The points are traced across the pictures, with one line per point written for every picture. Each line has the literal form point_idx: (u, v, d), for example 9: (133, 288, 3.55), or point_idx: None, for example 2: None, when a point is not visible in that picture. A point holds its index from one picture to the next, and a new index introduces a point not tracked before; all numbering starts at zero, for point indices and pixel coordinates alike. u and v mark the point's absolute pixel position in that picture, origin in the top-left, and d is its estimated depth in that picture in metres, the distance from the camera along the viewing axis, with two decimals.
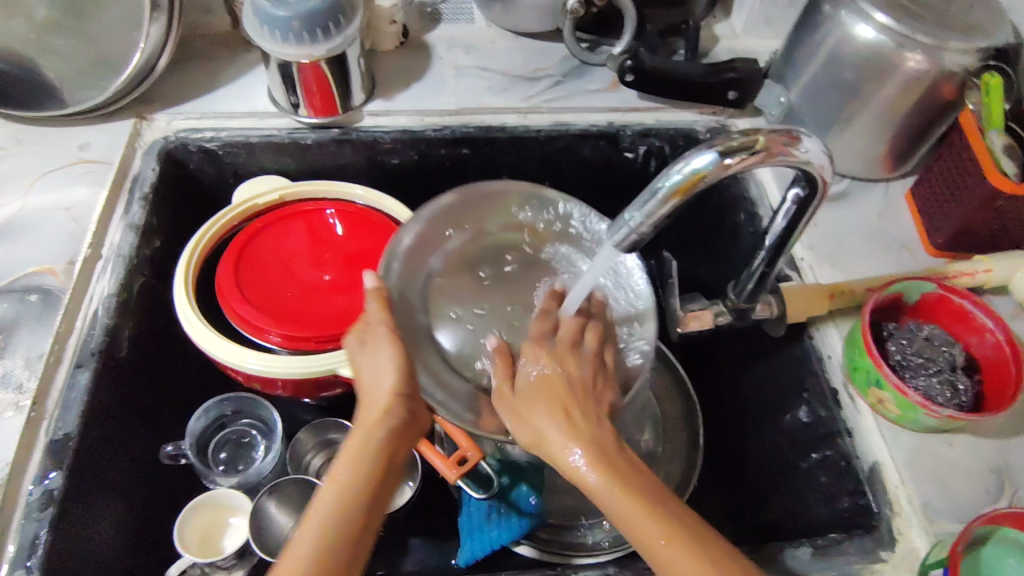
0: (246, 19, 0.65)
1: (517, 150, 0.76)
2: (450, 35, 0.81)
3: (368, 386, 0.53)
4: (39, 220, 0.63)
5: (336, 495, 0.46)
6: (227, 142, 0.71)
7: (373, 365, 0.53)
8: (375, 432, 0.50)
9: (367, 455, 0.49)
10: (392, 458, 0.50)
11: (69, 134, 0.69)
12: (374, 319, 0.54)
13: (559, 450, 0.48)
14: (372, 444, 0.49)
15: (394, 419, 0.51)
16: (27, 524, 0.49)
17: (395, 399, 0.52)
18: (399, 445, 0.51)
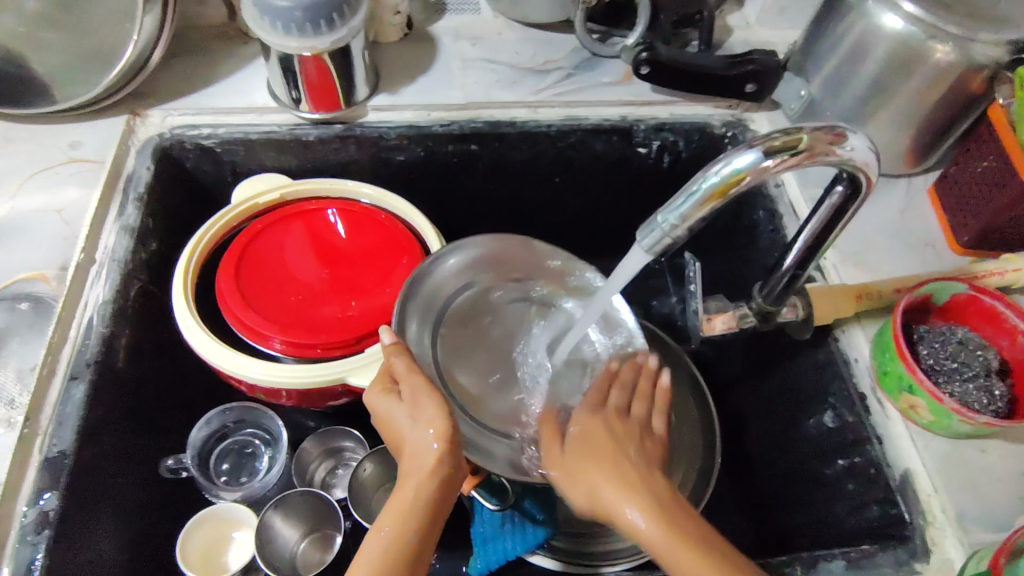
0: (246, 12, 0.61)
1: (528, 145, 0.74)
2: (456, 26, 0.78)
3: (410, 442, 0.49)
4: (28, 223, 0.60)
5: (380, 551, 0.46)
6: (225, 139, 0.68)
7: (411, 419, 0.50)
8: (420, 485, 0.47)
9: (411, 512, 0.47)
10: (436, 514, 0.48)
11: (60, 132, 0.66)
12: (405, 373, 0.51)
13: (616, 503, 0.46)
14: (422, 500, 0.47)
15: (442, 475, 0.48)
16: (22, 548, 0.46)
17: (442, 451, 0.48)
18: (446, 496, 0.48)
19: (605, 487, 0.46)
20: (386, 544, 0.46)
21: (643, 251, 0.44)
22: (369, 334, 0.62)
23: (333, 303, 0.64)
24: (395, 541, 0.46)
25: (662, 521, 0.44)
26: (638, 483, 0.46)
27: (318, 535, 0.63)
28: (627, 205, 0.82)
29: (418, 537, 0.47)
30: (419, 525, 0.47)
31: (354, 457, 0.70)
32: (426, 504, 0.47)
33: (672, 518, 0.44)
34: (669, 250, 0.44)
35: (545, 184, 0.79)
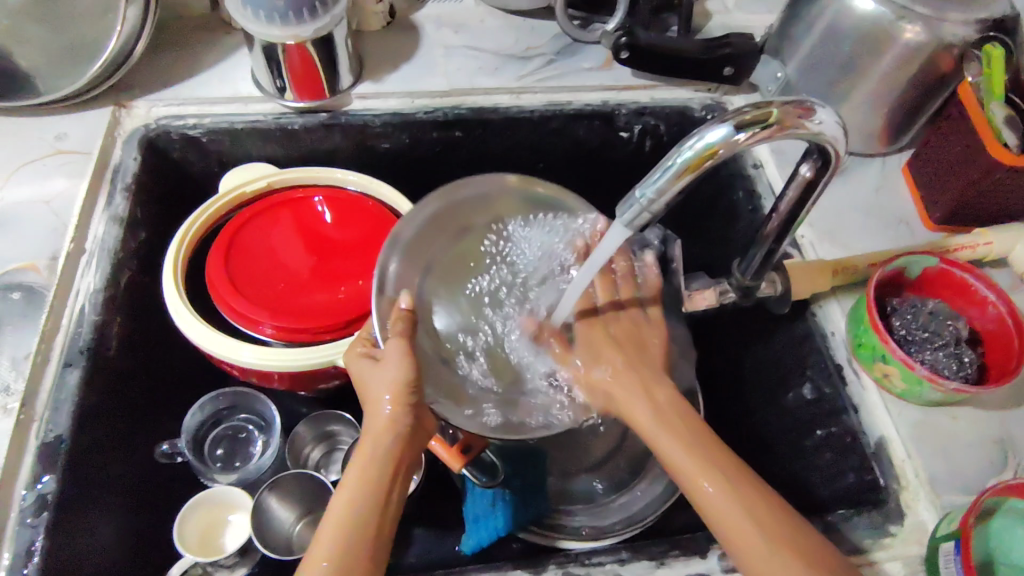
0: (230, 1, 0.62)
1: (511, 131, 0.75)
2: (438, 14, 0.79)
3: (374, 398, 0.51)
4: (16, 215, 0.60)
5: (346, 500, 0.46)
6: (211, 129, 0.68)
7: (375, 378, 0.51)
8: (381, 438, 0.49)
9: (374, 464, 0.48)
10: (398, 469, 0.49)
11: (45, 124, 0.66)
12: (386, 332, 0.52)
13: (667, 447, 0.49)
14: (382, 452, 0.49)
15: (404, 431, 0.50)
16: (23, 530, 0.47)
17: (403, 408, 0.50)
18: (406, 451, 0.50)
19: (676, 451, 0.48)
20: (349, 507, 0.46)
21: (624, 219, 0.44)
22: (356, 319, 0.63)
23: (322, 287, 0.65)
24: (360, 502, 0.46)
25: (758, 503, 0.45)
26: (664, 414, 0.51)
27: (314, 516, 0.64)
28: (611, 189, 0.84)
29: (381, 490, 0.47)
30: (381, 481, 0.48)
31: (347, 441, 0.71)
32: (391, 456, 0.49)
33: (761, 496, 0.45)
34: (646, 219, 0.44)
35: (528, 169, 0.80)
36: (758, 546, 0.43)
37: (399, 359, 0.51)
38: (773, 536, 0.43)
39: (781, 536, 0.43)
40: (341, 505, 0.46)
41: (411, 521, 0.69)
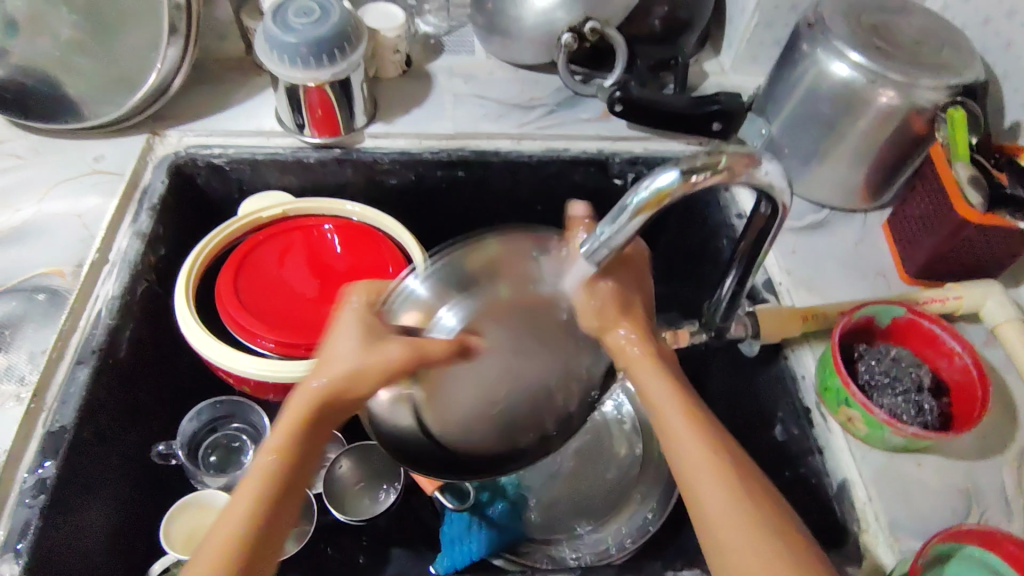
0: (262, 30, 0.70)
1: (511, 174, 0.80)
2: (452, 65, 0.86)
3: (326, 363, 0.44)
4: (50, 225, 0.66)
5: (248, 492, 0.42)
6: (234, 158, 0.75)
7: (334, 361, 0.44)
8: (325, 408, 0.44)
9: (275, 459, 0.43)
10: (294, 468, 0.43)
11: (86, 147, 0.73)
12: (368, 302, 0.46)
13: (655, 396, 0.46)
14: (285, 451, 0.43)
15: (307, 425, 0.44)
16: (19, 509, 0.51)
17: (333, 385, 0.44)
18: (307, 454, 0.44)
19: (654, 382, 0.46)
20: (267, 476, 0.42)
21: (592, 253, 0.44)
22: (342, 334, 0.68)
23: (322, 307, 0.69)
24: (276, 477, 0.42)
25: (751, 499, 0.41)
26: (687, 401, 0.46)
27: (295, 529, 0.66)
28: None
29: (271, 489, 0.42)
30: (274, 484, 0.42)
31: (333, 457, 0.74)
32: (315, 414, 0.44)
33: (732, 472, 0.42)
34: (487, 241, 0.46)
35: (527, 212, 0.85)
36: (757, 554, 0.39)
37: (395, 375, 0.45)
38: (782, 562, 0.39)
39: (778, 541, 0.40)
40: (262, 461, 0.43)
41: (391, 542, 0.71)
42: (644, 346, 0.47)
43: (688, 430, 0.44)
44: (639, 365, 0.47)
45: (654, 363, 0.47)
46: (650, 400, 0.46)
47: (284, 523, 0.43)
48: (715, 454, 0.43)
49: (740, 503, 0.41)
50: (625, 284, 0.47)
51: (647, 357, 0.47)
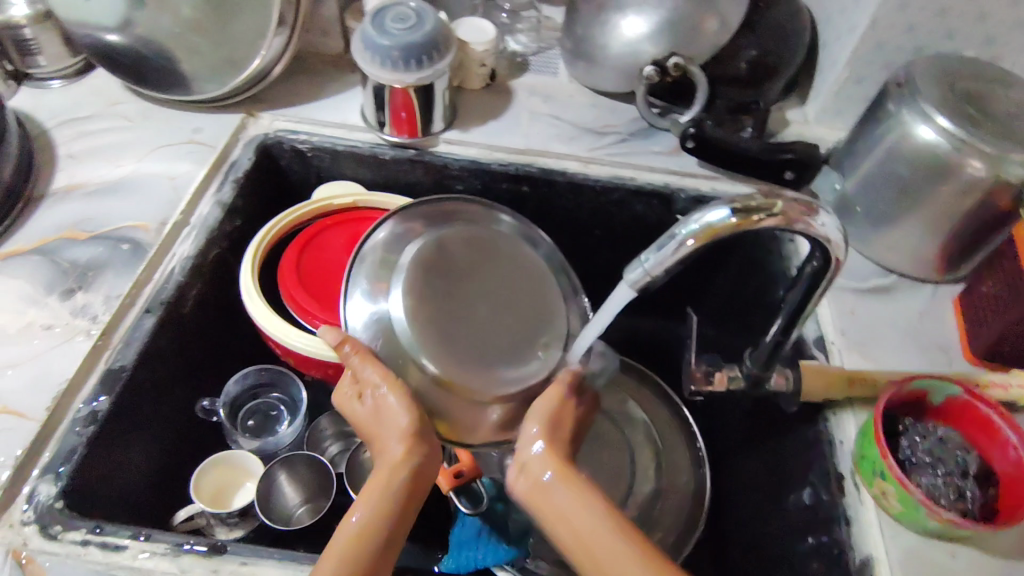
0: (359, 33, 0.74)
1: (574, 196, 0.81)
2: (534, 84, 0.88)
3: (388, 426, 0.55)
4: (144, 184, 0.72)
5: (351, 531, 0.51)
6: (316, 146, 0.80)
7: (384, 423, 0.55)
8: (397, 471, 0.53)
9: (378, 505, 0.52)
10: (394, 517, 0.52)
11: (188, 119, 0.79)
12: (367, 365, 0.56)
13: (552, 499, 0.54)
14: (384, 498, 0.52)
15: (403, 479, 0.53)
16: (70, 434, 0.55)
17: (407, 444, 0.54)
18: (407, 505, 0.53)
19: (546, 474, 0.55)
20: (352, 536, 0.50)
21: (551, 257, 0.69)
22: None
23: None
24: (363, 536, 0.51)
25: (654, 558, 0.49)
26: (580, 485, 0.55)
27: (315, 505, 0.69)
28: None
29: (374, 533, 0.51)
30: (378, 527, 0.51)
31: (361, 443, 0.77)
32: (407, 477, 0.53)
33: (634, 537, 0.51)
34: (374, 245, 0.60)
35: (586, 235, 0.86)
36: None
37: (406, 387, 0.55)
38: None
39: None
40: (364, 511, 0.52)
41: (402, 534, 0.73)
42: (546, 436, 0.57)
43: (588, 510, 0.52)
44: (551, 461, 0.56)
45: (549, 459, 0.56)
46: (544, 508, 0.54)
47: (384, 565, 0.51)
48: (613, 522, 0.52)
49: (641, 563, 0.49)
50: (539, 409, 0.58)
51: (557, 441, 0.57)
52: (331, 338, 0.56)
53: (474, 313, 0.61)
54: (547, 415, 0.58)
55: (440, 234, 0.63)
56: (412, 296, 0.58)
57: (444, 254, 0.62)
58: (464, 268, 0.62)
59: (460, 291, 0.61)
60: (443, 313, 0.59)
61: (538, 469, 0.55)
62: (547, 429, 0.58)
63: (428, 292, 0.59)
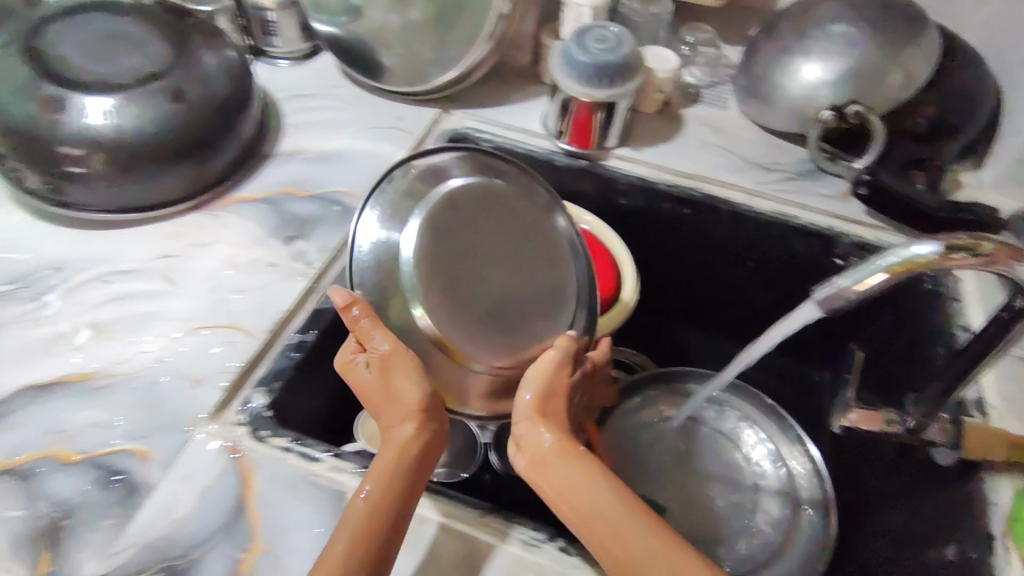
0: (562, 47, 0.81)
1: (735, 225, 0.84)
2: (705, 115, 0.92)
3: (394, 398, 0.56)
4: (352, 157, 0.82)
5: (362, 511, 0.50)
6: (498, 145, 0.87)
7: (394, 400, 0.56)
8: (407, 449, 0.54)
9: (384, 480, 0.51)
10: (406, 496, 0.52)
11: (392, 107, 0.89)
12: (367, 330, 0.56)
13: (546, 461, 0.56)
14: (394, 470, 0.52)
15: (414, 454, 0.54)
16: (281, 357, 0.63)
17: (412, 412, 0.55)
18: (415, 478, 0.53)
19: (544, 432, 0.57)
20: (365, 511, 0.50)
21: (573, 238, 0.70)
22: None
23: None
24: (376, 507, 0.50)
25: (641, 513, 0.51)
26: (570, 442, 0.57)
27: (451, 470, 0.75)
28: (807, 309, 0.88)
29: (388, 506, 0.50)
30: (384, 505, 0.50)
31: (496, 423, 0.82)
32: (411, 447, 0.54)
33: (621, 494, 0.52)
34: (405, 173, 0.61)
35: (737, 265, 0.88)
36: (651, 554, 0.49)
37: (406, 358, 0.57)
38: (673, 550, 0.49)
39: (672, 541, 0.50)
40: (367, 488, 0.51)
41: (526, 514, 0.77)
42: (540, 398, 0.59)
43: (584, 468, 0.54)
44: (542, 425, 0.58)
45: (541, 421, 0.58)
46: (543, 471, 0.55)
47: (396, 541, 0.50)
48: (606, 486, 0.53)
49: (636, 516, 0.51)
50: (537, 366, 0.61)
51: (552, 401, 0.60)
52: (340, 299, 0.55)
53: (465, 264, 0.62)
54: (540, 371, 0.60)
55: (473, 181, 0.64)
56: (427, 240, 0.60)
57: (471, 204, 0.63)
58: (482, 224, 0.63)
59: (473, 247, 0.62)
60: (444, 263, 0.60)
61: (537, 439, 0.57)
62: (540, 392, 0.60)
63: (439, 241, 0.61)
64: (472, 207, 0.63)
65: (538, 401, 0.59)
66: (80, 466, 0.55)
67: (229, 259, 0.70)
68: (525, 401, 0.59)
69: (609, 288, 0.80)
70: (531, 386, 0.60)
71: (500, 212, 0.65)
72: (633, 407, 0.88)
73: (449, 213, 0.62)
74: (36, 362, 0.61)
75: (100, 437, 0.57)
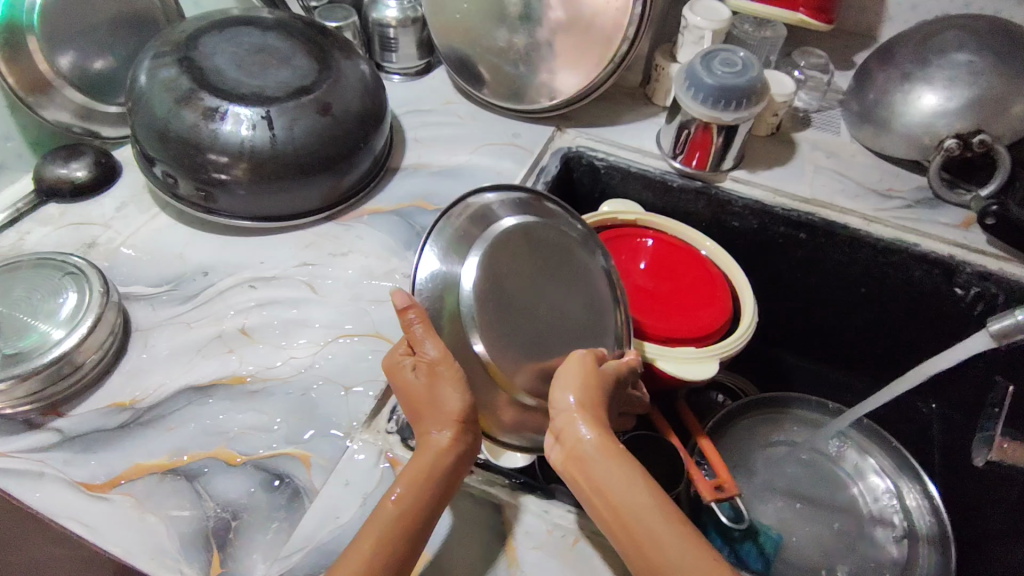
0: (683, 69, 0.81)
1: (851, 250, 0.83)
2: (816, 139, 0.93)
3: (432, 405, 0.51)
4: (474, 172, 0.83)
5: (385, 521, 0.47)
6: (612, 164, 0.88)
7: (433, 404, 0.51)
8: (443, 458, 0.50)
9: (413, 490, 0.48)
10: (433, 505, 0.49)
11: (507, 124, 0.91)
12: (421, 338, 0.51)
13: (583, 462, 0.50)
14: (428, 480, 0.49)
15: (449, 465, 0.50)
16: None
17: (453, 422, 0.51)
18: (445, 487, 0.50)
19: (583, 431, 0.51)
20: (391, 518, 0.47)
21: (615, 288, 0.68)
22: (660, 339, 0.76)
23: (655, 306, 0.79)
24: (402, 515, 0.48)
25: (683, 530, 0.46)
26: (614, 444, 0.51)
27: None
28: (937, 343, 0.85)
29: (412, 518, 0.48)
30: (412, 517, 0.48)
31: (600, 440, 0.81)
32: (447, 459, 0.50)
33: (663, 508, 0.47)
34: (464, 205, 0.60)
35: (848, 291, 0.87)
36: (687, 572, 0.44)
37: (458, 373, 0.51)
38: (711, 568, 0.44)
39: (709, 558, 0.45)
40: (393, 496, 0.48)
41: None
42: (581, 396, 0.53)
43: (624, 475, 0.49)
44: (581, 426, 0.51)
45: (585, 417, 0.52)
46: (579, 473, 0.50)
47: (415, 552, 0.48)
48: (647, 498, 0.47)
49: (674, 531, 0.46)
50: (570, 374, 0.55)
51: (592, 398, 0.53)
52: (401, 300, 0.51)
53: (520, 300, 0.59)
54: (581, 377, 0.54)
55: (527, 219, 0.63)
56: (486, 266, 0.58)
57: (526, 238, 0.61)
58: (537, 257, 0.61)
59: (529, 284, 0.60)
60: (502, 291, 0.58)
61: (575, 434, 0.51)
62: (581, 393, 0.53)
63: (499, 270, 0.58)
64: (531, 247, 0.61)
65: (579, 399, 0.53)
66: (243, 469, 0.56)
67: (367, 269, 0.72)
68: (567, 404, 0.53)
69: (725, 313, 0.78)
70: (575, 388, 0.53)
71: (555, 258, 0.63)
72: (744, 432, 0.87)
73: (507, 250, 0.60)
74: (194, 364, 0.63)
75: (260, 440, 0.58)
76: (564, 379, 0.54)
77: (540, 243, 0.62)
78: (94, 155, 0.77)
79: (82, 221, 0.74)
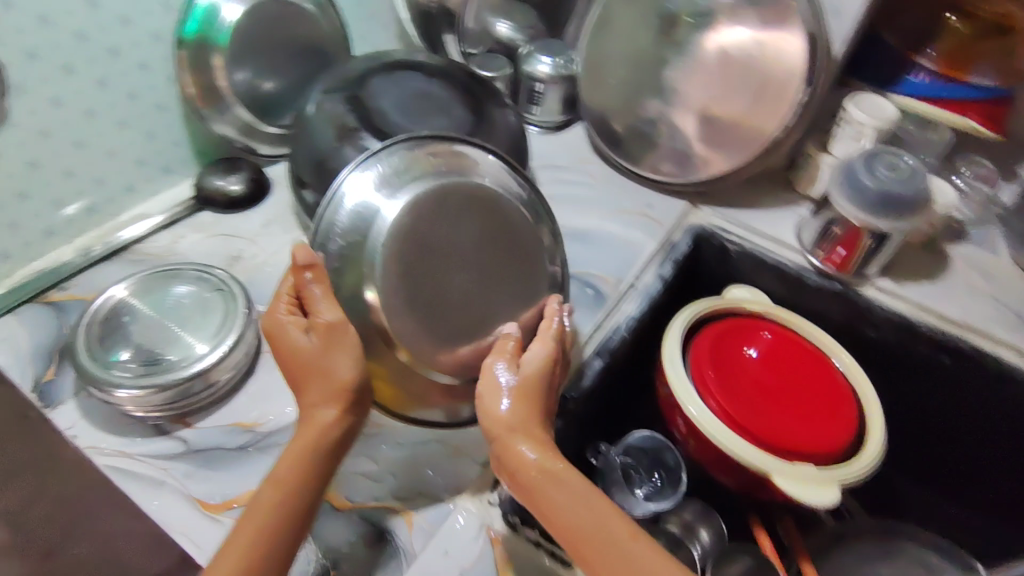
0: (844, 164, 0.77)
1: (1000, 386, 0.76)
2: (971, 257, 0.86)
3: (323, 376, 0.52)
4: (604, 240, 0.82)
5: (274, 498, 0.47)
6: (744, 250, 0.85)
7: (325, 373, 0.52)
8: (329, 430, 0.51)
9: (301, 466, 0.49)
10: (316, 480, 0.49)
11: (641, 193, 0.89)
12: (327, 308, 0.53)
13: (523, 475, 0.49)
14: (311, 452, 0.50)
15: (332, 438, 0.51)
16: None
17: (342, 391, 0.52)
18: (330, 464, 0.50)
19: (523, 447, 0.50)
20: (277, 494, 0.47)
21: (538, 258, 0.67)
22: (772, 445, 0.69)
23: (773, 405, 0.73)
24: (292, 495, 0.47)
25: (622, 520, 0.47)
26: (547, 446, 0.51)
27: None
28: None
29: (302, 499, 0.47)
30: (302, 498, 0.48)
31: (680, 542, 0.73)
32: (330, 431, 0.51)
33: (602, 503, 0.48)
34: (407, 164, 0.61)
35: (989, 428, 0.80)
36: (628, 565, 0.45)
37: (348, 337, 0.53)
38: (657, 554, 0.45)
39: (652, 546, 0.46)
40: (287, 474, 0.48)
41: None
42: (515, 404, 0.53)
43: (567, 479, 0.49)
44: (522, 438, 0.51)
45: (526, 431, 0.52)
46: (522, 485, 0.50)
47: (301, 531, 0.47)
48: (585, 494, 0.48)
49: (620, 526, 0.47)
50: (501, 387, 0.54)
51: (525, 404, 0.53)
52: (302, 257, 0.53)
53: (416, 248, 0.60)
54: (525, 389, 0.54)
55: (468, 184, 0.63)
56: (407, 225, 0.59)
57: (449, 198, 0.61)
58: (464, 219, 0.62)
59: (432, 236, 0.61)
60: (413, 253, 0.59)
61: (518, 457, 0.50)
62: (524, 403, 0.53)
63: (422, 220, 0.60)
64: (447, 199, 0.61)
65: (524, 411, 0.53)
66: (349, 515, 0.56)
67: None
68: (499, 411, 0.53)
69: (848, 432, 0.71)
70: (515, 397, 0.53)
71: (473, 212, 0.62)
72: None
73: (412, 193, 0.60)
74: None
75: (369, 489, 0.58)
76: (500, 390, 0.54)
77: (460, 194, 0.62)
78: (250, 172, 0.81)
79: (231, 234, 0.77)
